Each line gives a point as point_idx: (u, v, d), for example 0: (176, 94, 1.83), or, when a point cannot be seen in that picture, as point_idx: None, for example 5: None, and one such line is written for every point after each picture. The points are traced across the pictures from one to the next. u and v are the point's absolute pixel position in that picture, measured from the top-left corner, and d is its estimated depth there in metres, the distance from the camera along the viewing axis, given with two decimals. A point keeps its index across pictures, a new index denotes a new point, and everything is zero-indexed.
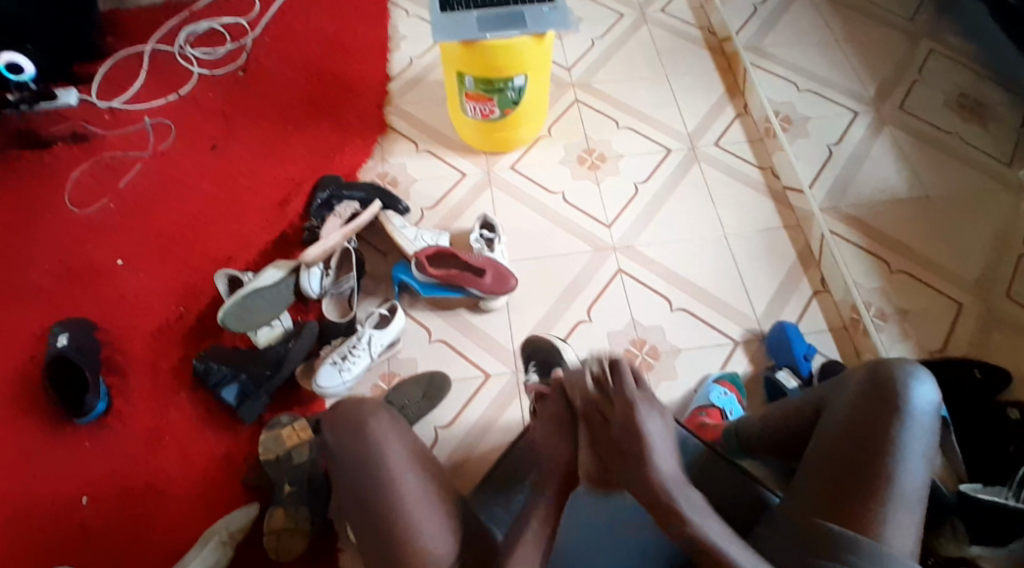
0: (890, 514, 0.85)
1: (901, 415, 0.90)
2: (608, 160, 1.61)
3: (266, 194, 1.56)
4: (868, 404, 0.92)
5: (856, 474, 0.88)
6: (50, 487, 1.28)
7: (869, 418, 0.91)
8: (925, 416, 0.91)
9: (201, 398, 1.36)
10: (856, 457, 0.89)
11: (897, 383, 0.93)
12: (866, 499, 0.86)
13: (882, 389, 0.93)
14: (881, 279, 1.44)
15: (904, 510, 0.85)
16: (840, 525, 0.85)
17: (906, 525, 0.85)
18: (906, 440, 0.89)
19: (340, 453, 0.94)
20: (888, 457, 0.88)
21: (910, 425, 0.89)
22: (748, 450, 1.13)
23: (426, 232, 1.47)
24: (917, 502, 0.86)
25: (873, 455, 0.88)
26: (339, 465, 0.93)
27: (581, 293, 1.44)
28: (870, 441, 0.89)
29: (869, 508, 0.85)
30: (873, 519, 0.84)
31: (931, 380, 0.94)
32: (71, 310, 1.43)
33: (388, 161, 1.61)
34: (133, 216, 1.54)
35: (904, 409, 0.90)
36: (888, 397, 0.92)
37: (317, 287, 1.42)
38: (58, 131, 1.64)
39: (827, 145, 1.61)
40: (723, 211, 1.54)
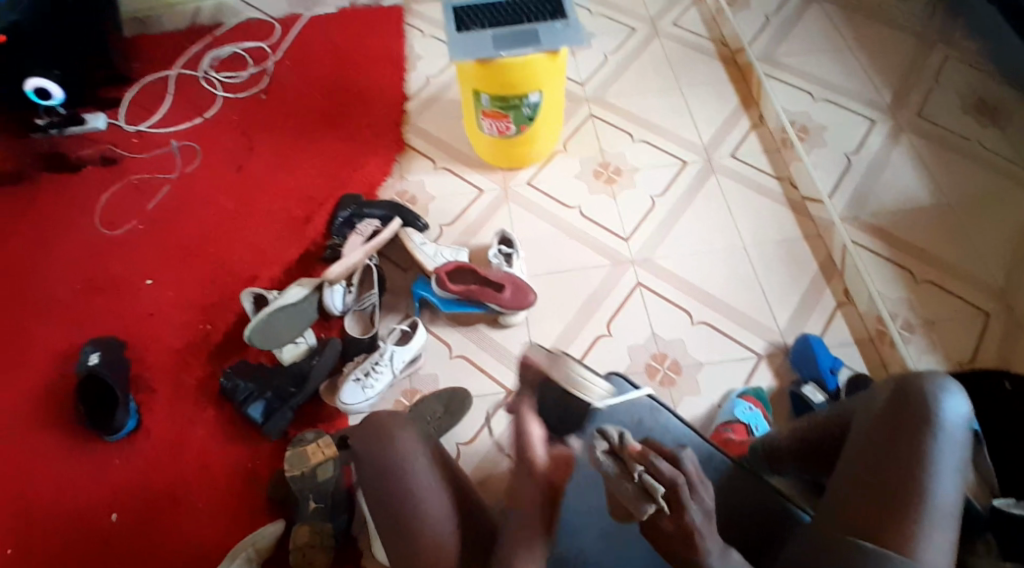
0: (923, 530, 0.84)
1: (932, 430, 0.90)
2: (624, 173, 1.62)
3: (288, 213, 1.59)
4: (898, 418, 0.93)
5: (888, 490, 0.88)
6: (81, 504, 1.30)
7: (900, 432, 0.91)
8: (957, 431, 0.91)
9: (227, 415, 1.38)
10: (887, 473, 0.89)
11: (927, 396, 0.93)
12: (898, 514, 0.86)
13: (913, 404, 0.93)
14: (905, 289, 1.42)
15: (937, 526, 0.85)
16: (874, 541, 0.85)
17: (939, 540, 0.85)
18: (938, 454, 0.89)
19: (367, 466, 0.94)
20: (919, 472, 0.88)
21: (941, 440, 0.90)
22: (776, 465, 1.12)
23: (445, 249, 1.48)
24: (950, 518, 0.86)
25: (904, 470, 0.88)
26: (365, 478, 0.94)
27: (601, 307, 1.45)
28: (902, 456, 0.89)
29: (902, 524, 0.85)
30: (906, 534, 0.84)
31: (961, 394, 0.94)
32: (99, 329, 1.46)
33: (406, 179, 1.63)
34: (159, 237, 1.57)
35: (935, 423, 0.90)
36: (919, 411, 0.92)
37: (340, 304, 1.44)
38: (86, 154, 1.68)
39: (845, 154, 1.61)
40: (742, 222, 1.54)
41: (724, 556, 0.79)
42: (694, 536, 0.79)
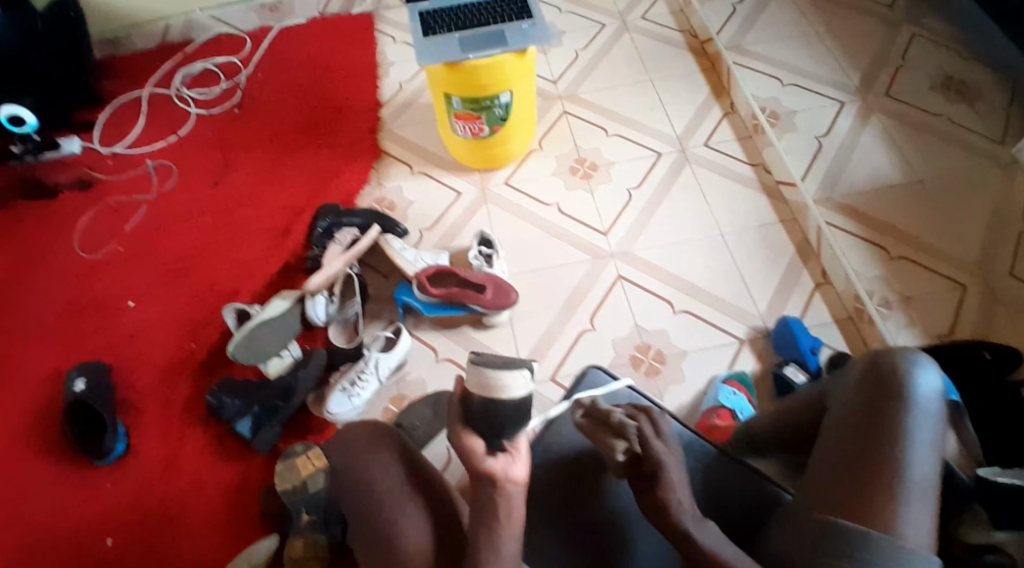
0: (901, 504, 0.86)
1: (906, 404, 0.92)
2: (600, 167, 1.62)
3: (267, 227, 1.59)
4: (873, 397, 0.94)
5: (865, 467, 0.89)
6: (73, 530, 1.29)
7: (874, 408, 0.93)
8: (931, 404, 0.92)
9: (217, 432, 1.38)
10: (863, 450, 0.90)
11: (900, 372, 0.94)
12: (877, 491, 0.87)
13: (886, 382, 0.94)
14: (880, 266, 1.44)
15: (915, 500, 0.86)
16: (853, 520, 0.86)
17: (918, 514, 0.86)
18: (912, 428, 0.90)
19: (350, 481, 0.96)
20: (895, 448, 0.89)
21: (913, 413, 0.91)
22: (758, 448, 1.14)
23: (426, 253, 1.49)
24: (927, 490, 0.87)
25: (880, 446, 0.89)
26: (349, 493, 0.96)
27: (584, 302, 1.46)
28: (876, 432, 0.90)
29: (880, 499, 0.86)
30: (885, 510, 0.85)
31: (934, 367, 0.95)
32: (84, 353, 1.46)
33: (384, 186, 1.63)
34: (139, 257, 1.57)
35: (908, 397, 0.92)
36: (891, 387, 0.93)
37: (322, 314, 1.44)
38: (62, 179, 1.68)
39: (816, 137, 1.62)
40: (719, 210, 1.55)
41: (701, 521, 0.86)
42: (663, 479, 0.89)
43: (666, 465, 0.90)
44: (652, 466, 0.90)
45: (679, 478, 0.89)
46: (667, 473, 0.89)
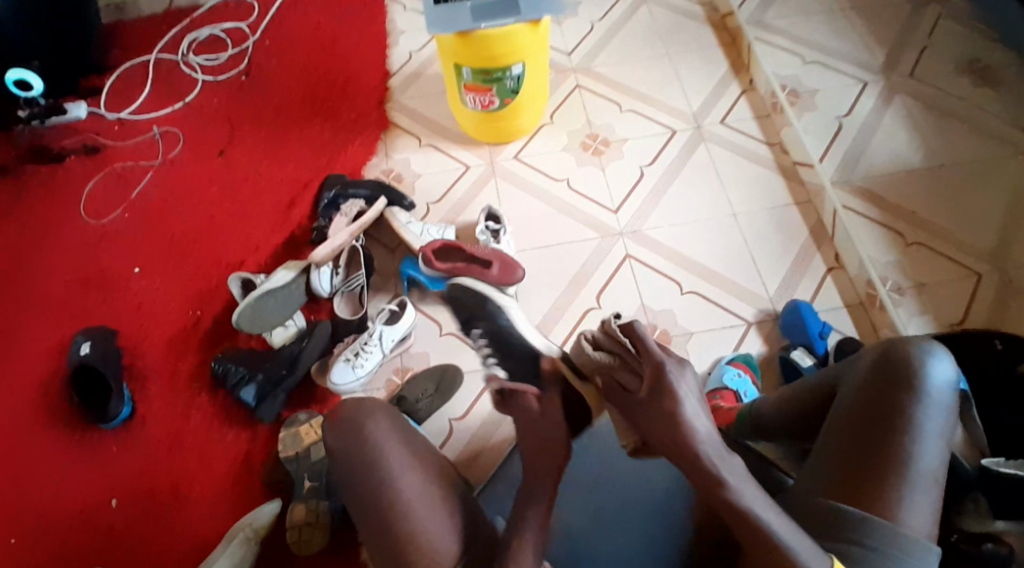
0: (905, 493, 0.85)
1: (917, 395, 0.90)
2: (613, 144, 1.59)
3: (272, 197, 1.58)
4: (882, 385, 0.92)
5: (871, 456, 0.87)
6: (83, 492, 1.33)
7: (883, 395, 0.91)
8: (943, 395, 0.90)
9: (221, 400, 1.40)
10: (869, 438, 0.89)
11: (913, 361, 0.92)
12: (880, 479, 0.86)
13: (896, 370, 0.92)
14: (896, 252, 1.42)
15: (919, 490, 0.85)
16: (855, 505, 0.85)
17: (921, 504, 0.85)
18: (921, 419, 0.88)
19: (341, 461, 0.96)
20: (903, 438, 0.87)
21: (924, 405, 0.89)
22: (760, 431, 1.13)
23: (432, 227, 1.49)
24: (932, 481, 0.86)
25: (886, 435, 0.88)
26: (340, 471, 0.96)
27: (592, 279, 1.44)
28: (884, 422, 0.89)
29: (884, 487, 0.85)
30: (888, 498, 0.84)
31: (949, 358, 0.93)
32: (91, 319, 1.47)
33: (392, 158, 1.61)
34: (146, 224, 1.57)
35: (919, 387, 0.90)
36: (903, 377, 0.91)
37: (327, 286, 1.45)
38: (69, 144, 1.67)
39: (836, 118, 1.57)
40: (733, 190, 1.52)
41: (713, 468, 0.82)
42: (661, 378, 0.84)
43: (670, 368, 0.84)
44: (654, 367, 0.85)
45: (691, 399, 0.83)
46: (677, 386, 0.83)
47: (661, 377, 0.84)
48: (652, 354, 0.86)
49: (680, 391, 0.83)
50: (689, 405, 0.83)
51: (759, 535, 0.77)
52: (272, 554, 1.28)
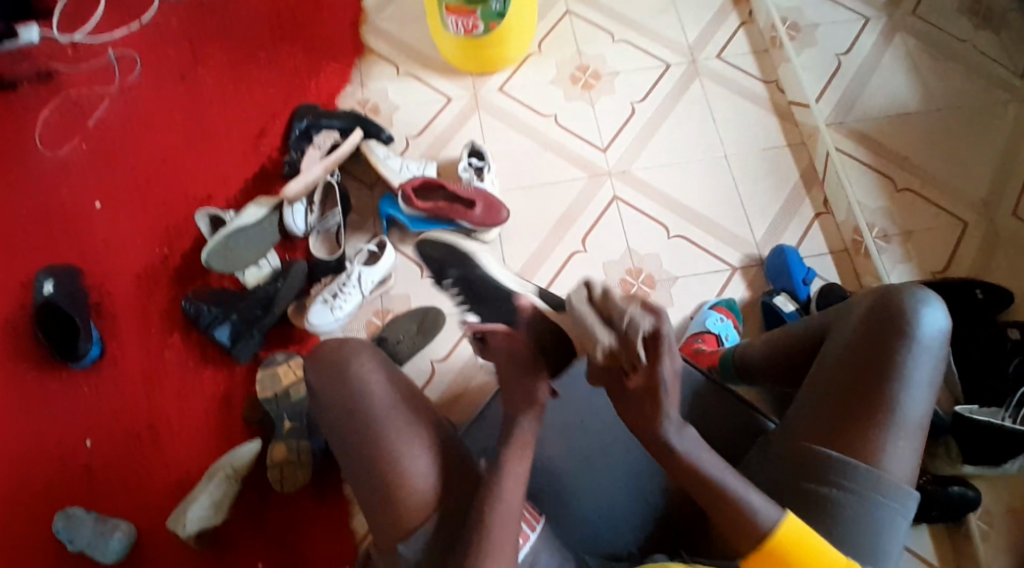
0: (888, 440, 0.86)
1: (909, 341, 0.90)
2: (603, 77, 1.52)
3: (240, 127, 1.49)
4: (873, 330, 0.92)
5: (858, 402, 0.88)
6: (56, 435, 1.30)
7: (875, 341, 0.91)
8: (933, 343, 0.90)
9: (195, 340, 1.36)
10: (857, 383, 0.89)
11: (906, 307, 0.92)
12: (866, 424, 0.87)
13: (889, 317, 0.92)
14: (885, 198, 1.40)
15: (902, 436, 0.86)
16: (838, 450, 0.87)
17: (904, 449, 0.86)
18: (911, 365, 0.88)
19: (326, 399, 0.94)
20: (891, 384, 0.88)
21: (914, 352, 0.89)
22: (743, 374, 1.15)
23: (412, 163, 1.42)
24: (916, 427, 0.87)
25: (875, 383, 0.88)
26: (324, 410, 0.94)
27: (577, 221, 1.40)
28: (873, 369, 0.89)
29: (868, 433, 0.86)
30: (871, 443, 0.86)
31: (942, 306, 0.93)
32: (53, 257, 1.40)
33: (368, 87, 1.52)
34: (106, 155, 1.47)
35: (911, 333, 0.90)
36: (896, 325, 0.91)
37: (302, 224, 1.39)
38: (22, 71, 1.54)
39: (836, 55, 1.51)
40: (725, 129, 1.47)
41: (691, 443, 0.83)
42: (657, 392, 0.80)
43: (666, 382, 0.80)
44: (650, 378, 0.80)
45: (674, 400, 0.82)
46: (667, 398, 0.81)
47: (657, 393, 0.81)
48: (657, 369, 0.79)
49: (669, 403, 0.81)
50: (673, 406, 0.82)
51: (738, 509, 0.78)
52: (253, 493, 1.27)
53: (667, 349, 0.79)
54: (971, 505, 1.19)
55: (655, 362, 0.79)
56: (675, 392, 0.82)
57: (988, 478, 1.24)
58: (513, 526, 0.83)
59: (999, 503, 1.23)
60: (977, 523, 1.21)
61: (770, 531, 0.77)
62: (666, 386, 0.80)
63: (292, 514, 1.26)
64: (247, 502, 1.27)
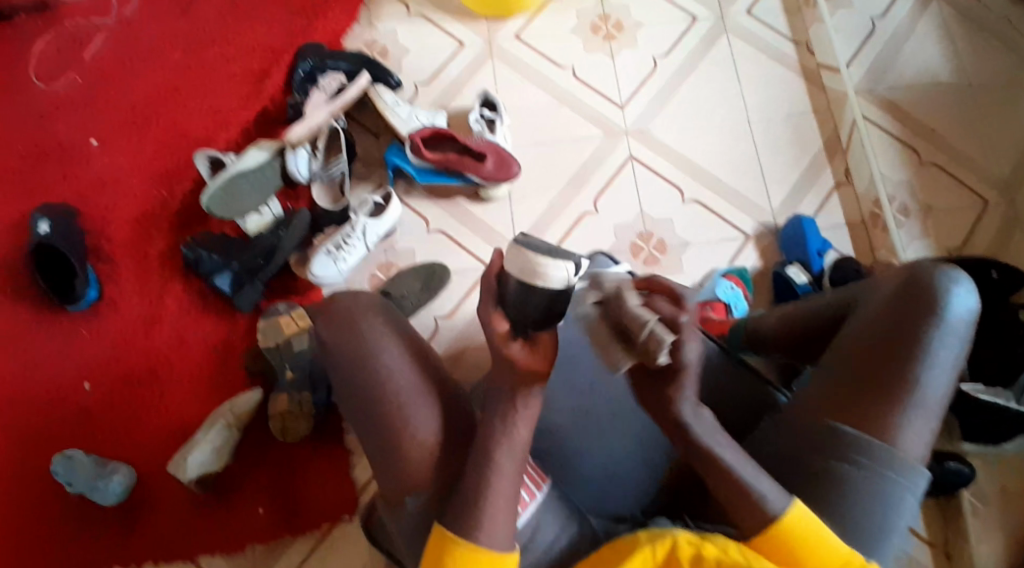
0: (907, 418, 0.85)
1: (937, 320, 0.88)
2: (626, 29, 1.45)
3: (244, 66, 1.42)
4: (903, 306, 0.90)
5: (882, 380, 0.87)
6: (54, 376, 1.29)
7: (901, 317, 0.89)
8: (960, 322, 0.89)
9: (194, 286, 1.34)
10: (881, 360, 0.88)
11: (937, 286, 0.90)
12: (886, 402, 0.86)
13: (919, 294, 0.90)
14: (909, 170, 1.36)
15: (921, 415, 0.86)
16: (856, 427, 0.86)
17: (921, 428, 0.86)
18: (937, 346, 0.87)
19: (333, 348, 0.91)
20: (916, 363, 0.86)
21: (942, 331, 0.87)
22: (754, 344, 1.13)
23: (422, 111, 1.36)
24: (937, 407, 0.87)
25: (899, 359, 0.87)
26: (331, 359, 0.91)
27: (589, 182, 1.36)
28: (899, 347, 0.87)
29: (889, 412, 0.85)
30: (891, 422, 0.85)
31: (970, 285, 0.91)
32: (49, 195, 1.36)
33: (376, 28, 1.45)
34: (103, 90, 1.41)
35: (940, 313, 0.88)
36: (924, 302, 0.89)
37: (305, 171, 1.34)
38: None
39: (870, 19, 1.45)
40: (749, 90, 1.41)
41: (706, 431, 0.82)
42: (680, 373, 0.77)
43: (690, 364, 0.76)
44: (673, 361, 0.76)
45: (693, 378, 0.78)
46: (687, 376, 0.77)
47: (675, 376, 0.77)
48: (681, 354, 0.75)
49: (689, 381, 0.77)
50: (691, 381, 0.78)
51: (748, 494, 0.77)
52: (253, 444, 1.27)
53: (690, 334, 0.73)
54: (964, 482, 1.20)
55: (677, 349, 0.75)
56: (694, 374, 0.78)
57: (987, 460, 1.25)
58: (516, 481, 0.79)
59: (994, 485, 1.24)
60: (970, 499, 1.22)
61: (778, 515, 0.75)
62: (688, 367, 0.76)
63: (293, 464, 1.26)
64: (245, 452, 1.27)
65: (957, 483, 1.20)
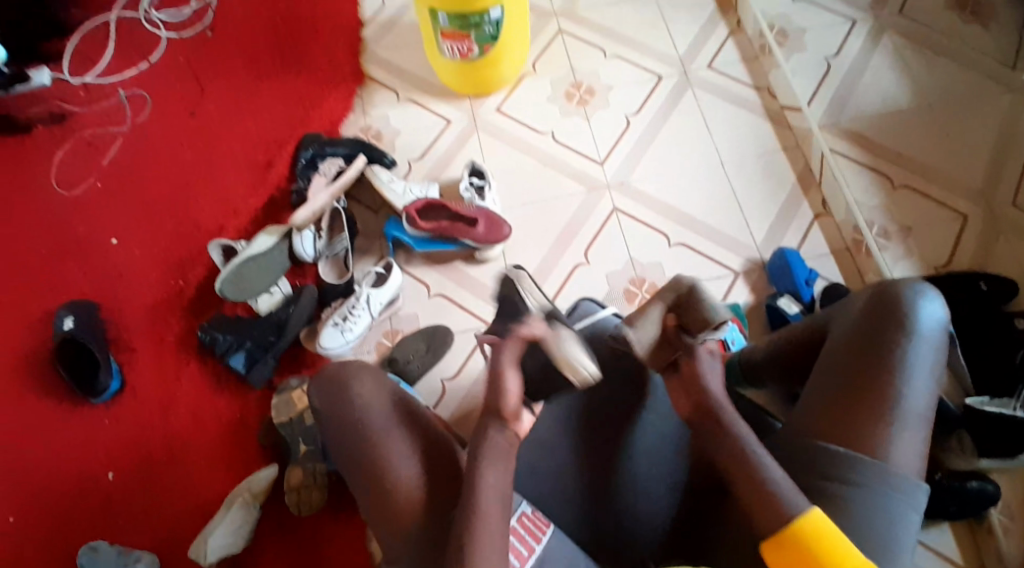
0: (892, 430, 0.87)
1: (909, 335, 0.91)
2: (598, 92, 1.55)
3: (249, 159, 1.53)
4: (874, 325, 0.93)
5: (863, 397, 0.89)
6: (78, 466, 1.33)
7: (874, 335, 0.93)
8: (932, 334, 0.92)
9: (210, 368, 1.39)
10: (860, 379, 0.90)
11: (904, 302, 0.93)
12: (871, 418, 0.88)
13: (888, 312, 0.93)
14: (883, 195, 1.41)
15: (907, 428, 0.87)
16: (843, 444, 0.88)
17: (910, 441, 0.87)
18: (912, 358, 0.90)
19: (329, 415, 0.99)
20: (893, 377, 0.89)
21: (914, 344, 0.91)
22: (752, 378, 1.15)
23: (415, 185, 1.45)
24: (922, 418, 0.88)
25: (876, 373, 0.90)
26: (328, 425, 0.99)
27: (578, 235, 1.43)
28: (875, 364, 0.90)
29: (874, 428, 0.87)
30: (878, 437, 0.87)
31: (938, 299, 0.95)
32: (72, 293, 1.44)
33: (370, 114, 1.57)
34: (120, 192, 1.52)
35: (911, 327, 0.92)
36: (893, 317, 0.93)
37: (311, 250, 1.42)
38: (35, 113, 1.60)
39: (825, 58, 1.54)
40: (720, 136, 1.49)
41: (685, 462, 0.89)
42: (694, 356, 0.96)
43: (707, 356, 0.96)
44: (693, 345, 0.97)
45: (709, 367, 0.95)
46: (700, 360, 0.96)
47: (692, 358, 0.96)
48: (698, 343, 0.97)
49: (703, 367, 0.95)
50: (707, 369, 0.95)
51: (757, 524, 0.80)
52: (271, 517, 1.29)
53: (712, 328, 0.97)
54: (992, 501, 1.17)
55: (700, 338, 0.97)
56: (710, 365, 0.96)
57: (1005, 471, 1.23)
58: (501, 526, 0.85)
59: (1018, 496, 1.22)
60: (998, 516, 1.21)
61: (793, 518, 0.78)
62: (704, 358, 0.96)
63: (313, 533, 1.28)
64: (265, 528, 1.29)
65: (984, 502, 1.17)
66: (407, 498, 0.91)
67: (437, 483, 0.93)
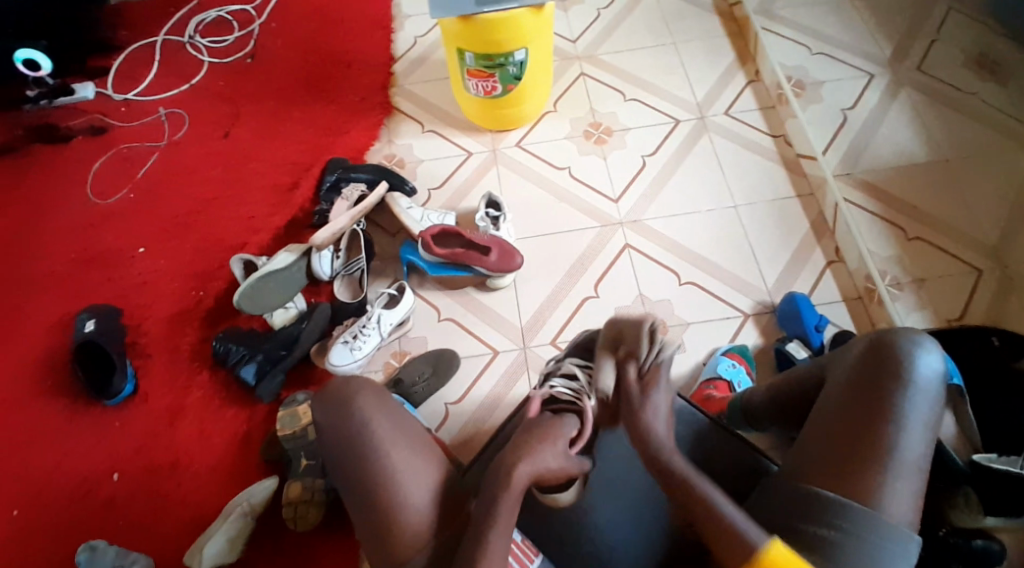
0: (888, 481, 0.86)
1: (904, 385, 0.90)
2: (615, 133, 1.60)
3: (275, 180, 1.60)
4: (869, 372, 0.92)
5: (856, 445, 0.88)
6: (84, 467, 1.36)
7: (869, 383, 0.91)
8: (929, 385, 0.91)
9: (222, 379, 1.42)
10: (853, 427, 0.89)
11: (900, 352, 0.92)
12: (863, 467, 0.87)
13: (884, 361, 0.92)
14: (897, 247, 1.41)
15: (899, 478, 0.86)
16: (836, 491, 0.87)
17: (903, 491, 0.86)
18: (907, 408, 0.89)
19: (327, 431, 0.98)
20: (887, 427, 0.88)
21: (909, 394, 0.89)
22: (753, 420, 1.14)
23: (432, 212, 1.49)
24: (915, 469, 0.87)
25: (872, 423, 0.89)
26: (326, 443, 0.99)
27: (589, 269, 1.45)
28: (869, 413, 0.89)
29: (865, 476, 0.86)
30: (869, 485, 0.86)
31: (936, 349, 0.93)
32: (95, 297, 1.50)
33: (395, 143, 1.63)
34: (150, 204, 1.59)
35: (906, 377, 0.90)
36: (888, 367, 0.91)
37: (328, 269, 1.46)
38: (78, 125, 1.69)
39: (842, 110, 1.57)
40: (734, 181, 1.52)
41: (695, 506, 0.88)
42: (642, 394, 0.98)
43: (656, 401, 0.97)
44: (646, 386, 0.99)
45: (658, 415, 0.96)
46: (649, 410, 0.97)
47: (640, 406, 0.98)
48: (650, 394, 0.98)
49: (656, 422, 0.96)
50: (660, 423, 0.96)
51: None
52: (267, 529, 1.30)
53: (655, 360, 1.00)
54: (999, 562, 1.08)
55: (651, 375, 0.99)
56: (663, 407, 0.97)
57: None
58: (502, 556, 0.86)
59: None
60: None
61: None
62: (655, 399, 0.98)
63: (306, 549, 1.28)
64: (259, 540, 1.29)
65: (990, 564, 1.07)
66: (409, 527, 0.92)
67: (439, 503, 0.95)
